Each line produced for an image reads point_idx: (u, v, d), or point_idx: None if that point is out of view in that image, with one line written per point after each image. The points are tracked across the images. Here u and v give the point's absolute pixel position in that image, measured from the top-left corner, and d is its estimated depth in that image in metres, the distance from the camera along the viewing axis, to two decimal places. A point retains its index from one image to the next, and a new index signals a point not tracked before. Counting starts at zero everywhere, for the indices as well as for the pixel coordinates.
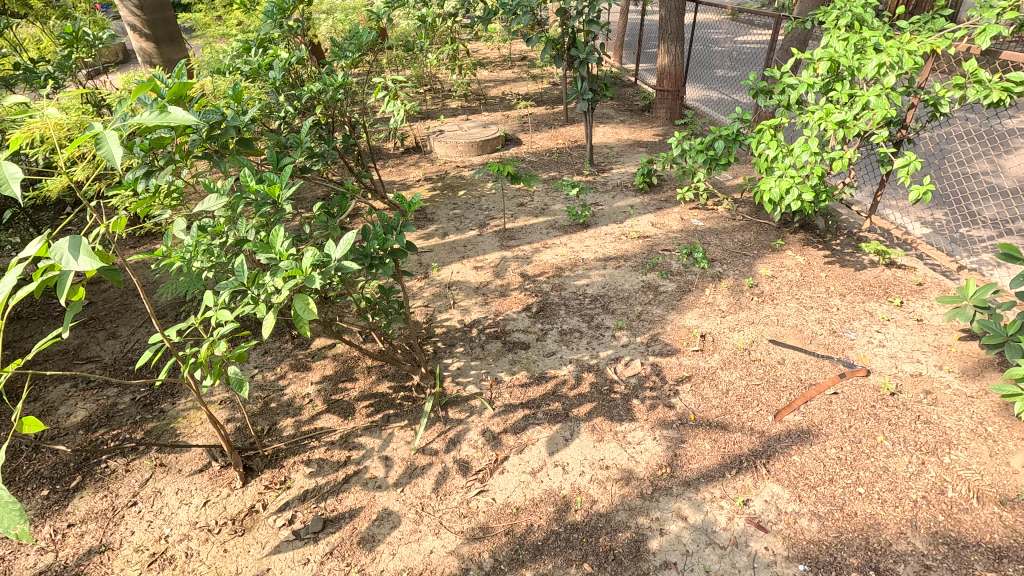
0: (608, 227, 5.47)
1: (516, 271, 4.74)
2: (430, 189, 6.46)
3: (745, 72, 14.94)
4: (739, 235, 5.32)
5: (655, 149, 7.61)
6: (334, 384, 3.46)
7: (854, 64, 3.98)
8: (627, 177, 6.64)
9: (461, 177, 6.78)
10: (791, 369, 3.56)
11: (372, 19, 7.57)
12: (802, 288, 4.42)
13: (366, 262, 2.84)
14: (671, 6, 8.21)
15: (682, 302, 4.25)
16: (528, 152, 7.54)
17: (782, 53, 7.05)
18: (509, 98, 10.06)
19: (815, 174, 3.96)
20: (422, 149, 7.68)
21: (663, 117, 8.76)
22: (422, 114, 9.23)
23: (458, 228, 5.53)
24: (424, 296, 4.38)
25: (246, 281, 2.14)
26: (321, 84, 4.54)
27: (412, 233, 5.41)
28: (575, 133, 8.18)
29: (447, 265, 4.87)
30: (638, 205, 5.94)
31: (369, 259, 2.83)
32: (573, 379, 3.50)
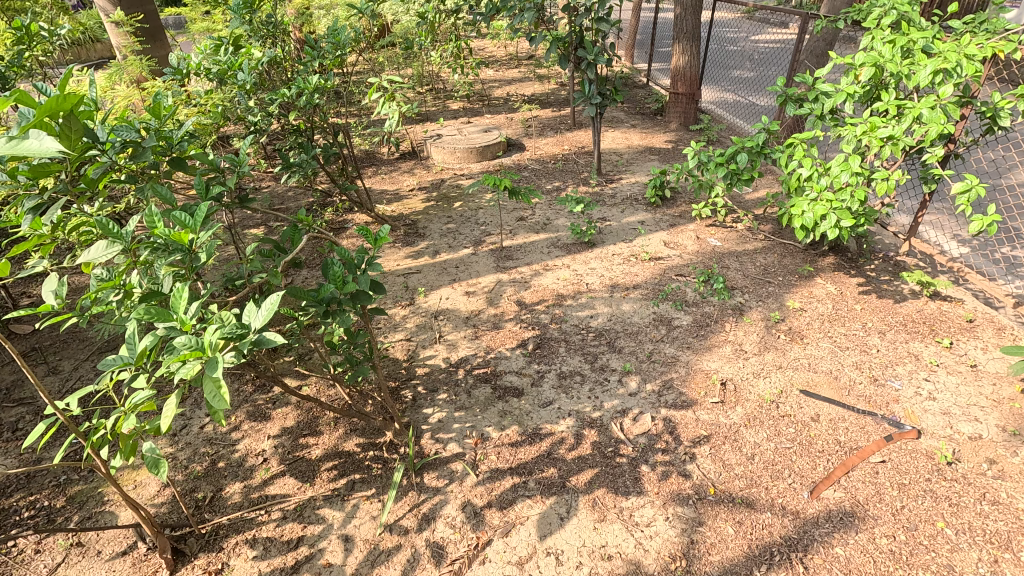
0: (616, 247, 4.97)
1: (512, 297, 4.26)
2: (424, 200, 5.99)
3: (761, 74, 14.35)
4: (762, 258, 4.80)
5: (667, 157, 7.09)
6: (294, 440, 2.98)
7: (905, 70, 3.40)
8: (637, 188, 6.13)
9: (458, 187, 6.30)
10: (827, 429, 3.04)
11: (367, 15, 7.08)
12: (836, 324, 3.89)
13: (320, 309, 2.34)
14: (687, 3, 7.65)
15: (698, 340, 3.75)
16: (532, 159, 7.05)
17: (807, 56, 6.49)
18: (513, 99, 9.56)
19: (856, 199, 3.40)
20: (419, 154, 7.20)
21: (677, 122, 8.23)
22: (421, 116, 8.76)
23: (451, 245, 5.05)
24: (408, 328, 3.89)
25: (140, 357, 1.61)
26: (295, 88, 4.07)
27: (400, 251, 4.93)
28: (582, 138, 7.67)
29: (435, 289, 4.38)
30: (648, 221, 5.43)
31: (324, 305, 2.34)
32: (572, 438, 3.01)
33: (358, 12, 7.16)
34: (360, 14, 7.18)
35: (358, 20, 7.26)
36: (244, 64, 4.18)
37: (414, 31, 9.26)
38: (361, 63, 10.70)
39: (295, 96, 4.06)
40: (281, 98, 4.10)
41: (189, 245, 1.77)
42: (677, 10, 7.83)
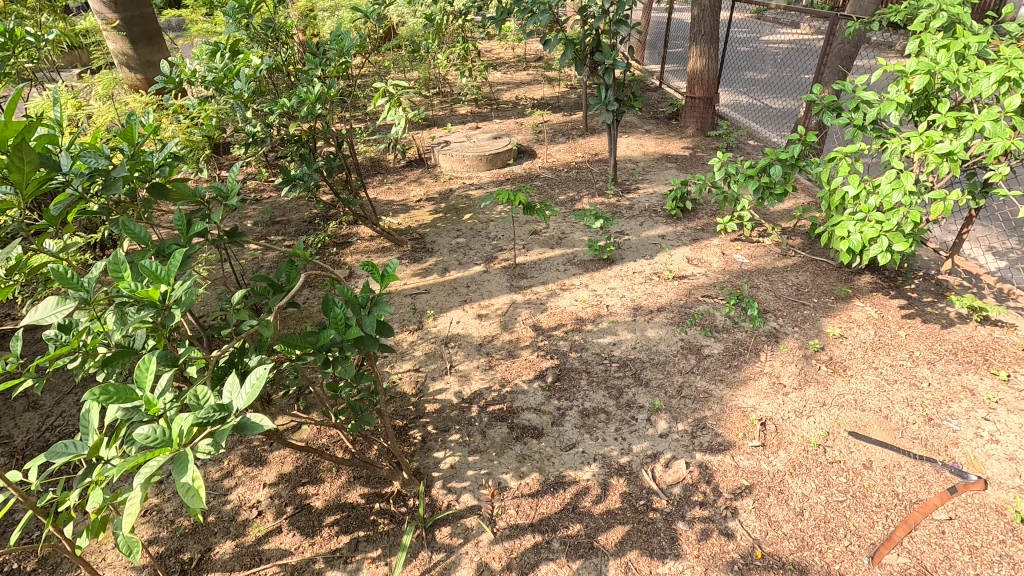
0: (636, 264, 4.68)
1: (528, 321, 3.97)
2: (432, 211, 5.71)
3: (775, 75, 14.03)
4: (793, 278, 4.48)
5: (685, 165, 6.79)
6: (292, 489, 2.70)
7: (964, 77, 3.07)
8: (656, 199, 5.85)
9: (468, 198, 6.03)
10: (882, 479, 2.74)
11: (371, 18, 6.81)
12: (880, 353, 3.58)
13: (319, 360, 2.04)
14: (705, 4, 7.35)
15: (731, 371, 3.44)
16: (544, 167, 6.76)
17: (832, 58, 6.19)
18: (523, 104, 9.28)
19: (910, 221, 3.08)
20: (426, 162, 6.93)
21: (693, 128, 7.92)
22: (428, 122, 8.48)
23: (461, 262, 4.76)
24: (416, 356, 3.61)
25: (93, 446, 1.30)
26: (294, 99, 3.81)
27: (407, 269, 4.65)
28: (596, 145, 7.38)
29: (445, 312, 4.10)
30: (669, 235, 5.14)
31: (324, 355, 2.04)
32: (599, 488, 2.72)
33: (362, 15, 6.89)
34: (364, 16, 6.91)
35: (363, 23, 6.98)
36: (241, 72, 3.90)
37: (421, 33, 8.99)
38: (366, 66, 10.44)
39: (292, 107, 3.80)
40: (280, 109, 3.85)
41: (161, 301, 1.49)
42: (693, 10, 7.52)
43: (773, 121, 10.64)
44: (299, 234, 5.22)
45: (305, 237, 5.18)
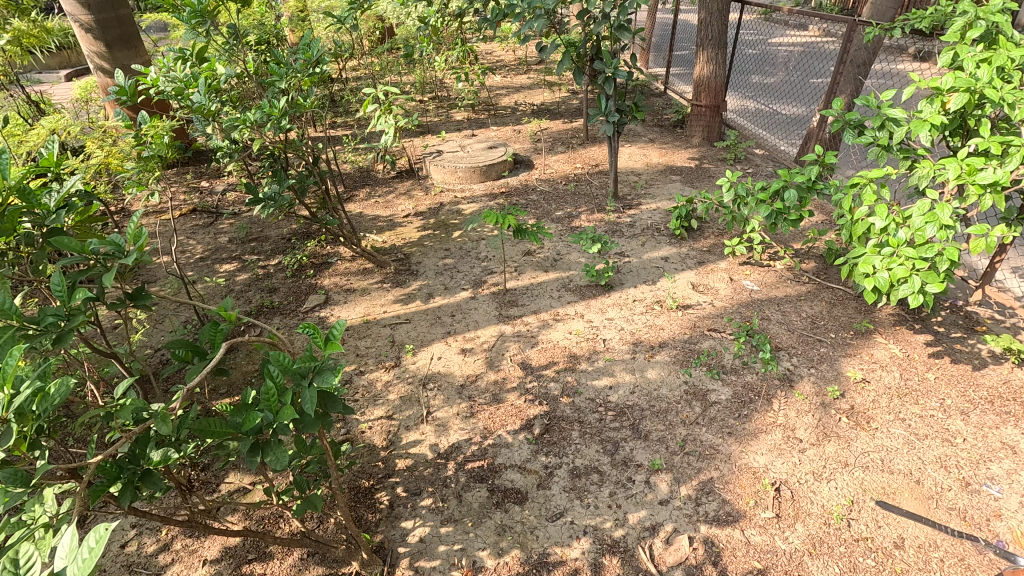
0: (637, 290, 4.32)
1: (516, 357, 3.62)
2: (421, 227, 5.37)
3: (783, 79, 13.66)
4: (808, 308, 4.11)
5: (690, 178, 6.43)
6: (236, 568, 2.36)
7: (1010, 96, 2.70)
8: (659, 216, 5.49)
9: (459, 213, 5.68)
10: (916, 561, 2.37)
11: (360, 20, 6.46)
12: (907, 402, 3.21)
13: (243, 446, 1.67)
14: (713, 8, 6.98)
15: (740, 423, 3.07)
16: (540, 179, 6.41)
17: (848, 66, 5.81)
18: (521, 110, 8.93)
19: (947, 260, 2.71)
20: (417, 173, 6.58)
21: (699, 136, 7.55)
22: (422, 129, 8.14)
23: (447, 286, 4.41)
24: (390, 401, 3.25)
25: None
26: (260, 114, 3.50)
27: (389, 294, 4.30)
28: (596, 156, 7.03)
29: (426, 346, 3.75)
30: (673, 257, 4.79)
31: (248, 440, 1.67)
32: (589, 570, 2.36)
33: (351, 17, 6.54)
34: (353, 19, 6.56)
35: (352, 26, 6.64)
36: (202, 84, 3.58)
37: (416, 36, 8.65)
38: (361, 69, 10.11)
39: (258, 124, 3.49)
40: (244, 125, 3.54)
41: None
42: (700, 13, 7.15)
43: (782, 129, 10.27)
44: (275, 255, 4.87)
45: (281, 257, 4.84)
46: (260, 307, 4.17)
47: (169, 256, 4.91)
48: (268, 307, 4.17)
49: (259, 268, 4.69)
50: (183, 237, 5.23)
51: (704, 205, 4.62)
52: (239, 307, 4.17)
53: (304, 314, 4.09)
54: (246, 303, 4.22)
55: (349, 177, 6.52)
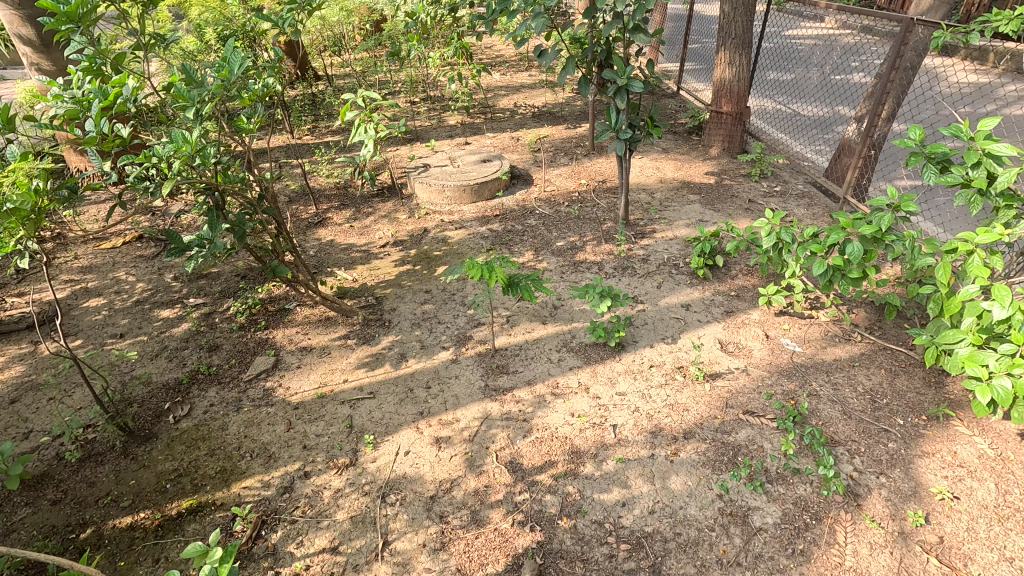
0: (654, 352, 3.57)
1: (503, 452, 2.87)
2: (399, 260, 4.63)
3: (802, 76, 12.88)
4: (865, 379, 3.34)
5: (710, 199, 5.65)
6: None
7: None
8: (676, 248, 4.73)
9: (444, 241, 4.94)
10: None
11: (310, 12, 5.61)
12: (1012, 531, 2.45)
13: None
14: (739, 2, 6.15)
15: (796, 566, 2.32)
16: (539, 198, 5.64)
17: (898, 71, 5.03)
18: (520, 113, 8.14)
19: None
20: (400, 190, 5.82)
21: (719, 147, 6.74)
22: (411, 135, 7.37)
23: (424, 344, 3.65)
24: (337, 523, 2.52)
25: None
26: (176, 148, 2.70)
27: (354, 355, 3.56)
28: (604, 170, 6.24)
29: (391, 433, 3.00)
30: (695, 304, 4.05)
31: None
32: None
33: (295, 4, 5.73)
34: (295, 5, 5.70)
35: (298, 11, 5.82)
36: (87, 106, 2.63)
37: (405, 31, 7.85)
38: (347, 66, 9.31)
39: (170, 161, 2.69)
40: (151, 162, 2.71)
41: None
42: (723, 8, 6.32)
43: (805, 134, 9.57)
44: (224, 298, 4.10)
45: (231, 301, 4.08)
46: (194, 373, 3.41)
47: (101, 297, 4.16)
48: (204, 373, 3.41)
49: (202, 317, 3.91)
50: (123, 271, 4.48)
51: (734, 245, 3.84)
52: (170, 373, 3.41)
53: (247, 385, 3.32)
54: (178, 367, 3.46)
55: (322, 195, 5.75)
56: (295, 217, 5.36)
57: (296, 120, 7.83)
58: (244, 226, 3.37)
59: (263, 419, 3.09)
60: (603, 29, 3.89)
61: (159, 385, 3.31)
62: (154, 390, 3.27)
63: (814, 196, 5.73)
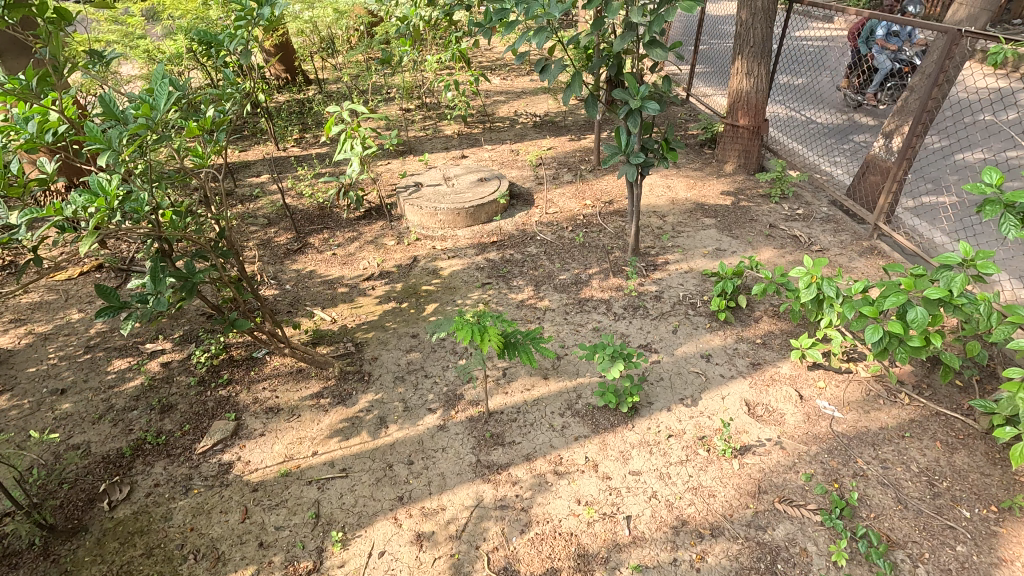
0: (672, 417, 3.10)
1: (497, 555, 2.41)
2: (384, 296, 4.16)
3: (814, 80, 12.40)
4: (918, 455, 2.86)
5: (727, 223, 5.18)
6: None
7: None
8: (692, 283, 4.26)
9: (435, 273, 4.47)
10: None
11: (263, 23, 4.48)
12: None
13: None
14: (759, 7, 5.66)
15: None
16: (541, 221, 5.17)
17: (944, 85, 4.54)
18: (521, 123, 7.67)
19: None
20: (389, 211, 5.36)
21: (734, 162, 6.26)
22: (403, 147, 6.90)
23: (408, 405, 3.18)
24: None
25: None
26: (92, 198, 2.21)
27: (326, 420, 3.09)
28: (610, 189, 5.78)
29: (364, 526, 2.53)
30: (716, 354, 3.58)
31: None
32: None
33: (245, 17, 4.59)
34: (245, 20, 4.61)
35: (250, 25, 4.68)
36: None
37: (397, 36, 7.38)
38: (339, 72, 8.85)
39: (86, 214, 2.20)
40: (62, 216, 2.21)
41: None
42: (741, 13, 5.84)
43: (821, 144, 9.12)
44: (184, 343, 3.63)
45: (192, 347, 3.61)
46: (139, 443, 2.94)
47: (48, 342, 3.69)
48: (151, 443, 2.93)
49: (157, 368, 3.44)
50: (77, 308, 4.01)
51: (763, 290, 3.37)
52: (112, 443, 2.94)
53: (200, 459, 2.86)
54: (122, 434, 2.99)
55: (304, 217, 5.29)
56: (273, 243, 4.89)
57: (282, 129, 7.36)
58: (190, 275, 2.90)
59: (214, 505, 2.62)
60: (614, 43, 3.41)
61: (97, 458, 2.84)
62: (91, 466, 2.80)
63: (840, 220, 5.24)
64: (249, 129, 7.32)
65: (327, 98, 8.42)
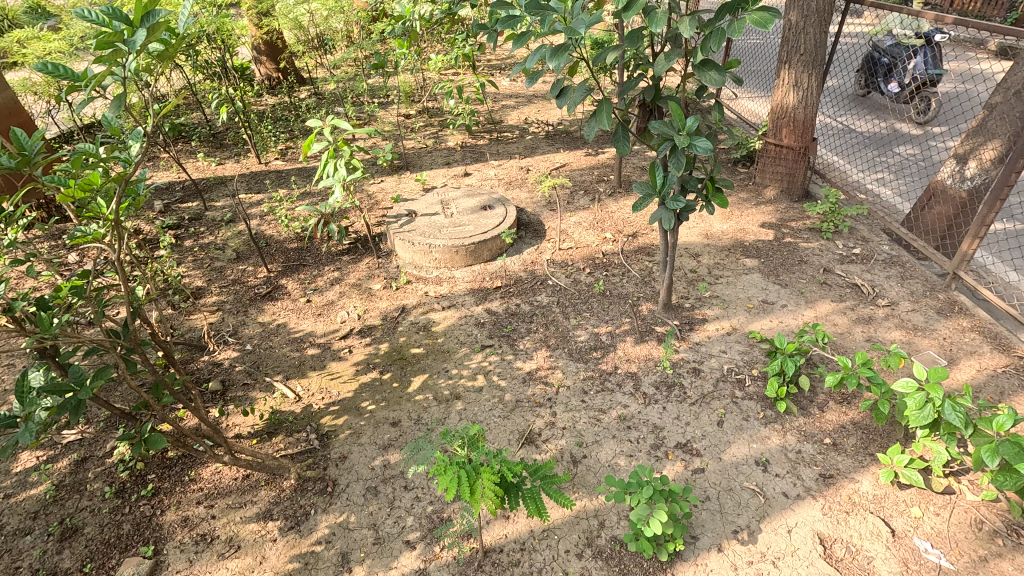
0: (724, 566, 2.34)
1: None
2: (361, 363, 3.43)
3: (848, 82, 11.44)
4: None
5: (773, 265, 4.39)
6: None
7: None
8: (737, 350, 3.50)
9: (426, 329, 3.73)
10: None
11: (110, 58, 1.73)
12: None
13: None
14: (812, 7, 4.81)
15: None
16: (553, 260, 4.42)
17: None
18: (531, 132, 6.88)
19: None
20: (376, 244, 4.62)
21: (776, 187, 5.44)
22: (399, 161, 6.14)
23: (378, 535, 2.45)
24: None
25: None
26: None
27: (269, 559, 2.36)
28: (633, 218, 5.00)
29: None
30: (775, 460, 2.81)
31: None
32: None
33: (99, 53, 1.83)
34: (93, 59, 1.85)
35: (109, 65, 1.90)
36: None
37: (394, 36, 6.60)
38: (334, 73, 8.10)
39: None
40: None
41: None
42: (789, 16, 5.00)
43: (862, 157, 8.25)
44: (109, 431, 2.92)
45: (118, 436, 2.90)
46: None
47: None
48: None
49: (69, 468, 2.74)
50: None
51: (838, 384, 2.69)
52: None
53: None
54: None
55: (278, 250, 4.56)
56: (239, 284, 4.17)
57: (267, 138, 6.63)
58: (76, 385, 1.98)
59: None
60: (656, 65, 2.62)
61: None
62: None
63: (906, 263, 4.45)
64: (231, 137, 6.62)
65: (320, 101, 7.67)
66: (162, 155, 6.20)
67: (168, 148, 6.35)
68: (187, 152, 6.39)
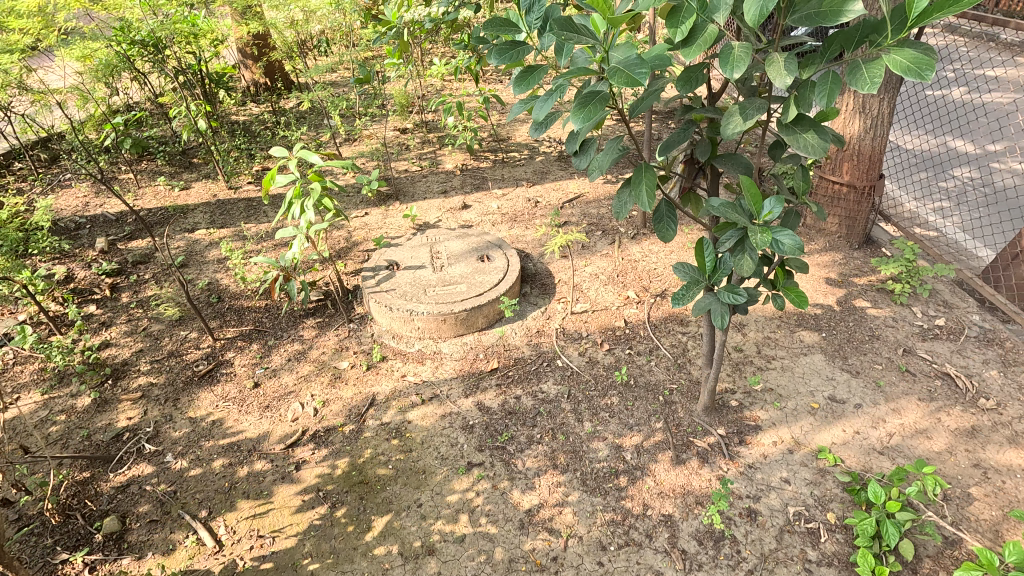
0: None
1: None
2: (308, 490, 2.62)
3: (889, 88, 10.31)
4: None
5: (837, 342, 3.52)
6: None
7: None
8: (806, 481, 2.64)
9: (399, 432, 2.91)
10: None
11: None
12: None
13: None
14: None
15: None
16: (562, 330, 3.59)
17: None
18: (541, 153, 6.01)
19: None
20: (349, 303, 3.81)
21: (832, 231, 4.54)
22: (387, 188, 5.31)
23: None
24: None
25: None
26: None
27: None
28: (661, 269, 4.13)
29: None
30: None
31: None
32: None
33: None
34: None
35: None
36: None
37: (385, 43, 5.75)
38: (322, 79, 7.26)
39: None
40: None
41: None
42: None
43: (911, 180, 7.23)
44: None
45: None
46: None
47: None
48: None
49: None
50: None
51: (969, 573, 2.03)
52: None
53: None
54: None
55: (231, 309, 3.77)
56: (174, 358, 3.37)
57: (241, 157, 5.83)
58: None
59: None
60: (725, 120, 1.77)
61: None
62: None
63: (1006, 342, 3.56)
64: (201, 155, 5.84)
65: (306, 113, 6.86)
66: (120, 177, 5.43)
67: (128, 169, 5.58)
68: (149, 173, 5.62)
